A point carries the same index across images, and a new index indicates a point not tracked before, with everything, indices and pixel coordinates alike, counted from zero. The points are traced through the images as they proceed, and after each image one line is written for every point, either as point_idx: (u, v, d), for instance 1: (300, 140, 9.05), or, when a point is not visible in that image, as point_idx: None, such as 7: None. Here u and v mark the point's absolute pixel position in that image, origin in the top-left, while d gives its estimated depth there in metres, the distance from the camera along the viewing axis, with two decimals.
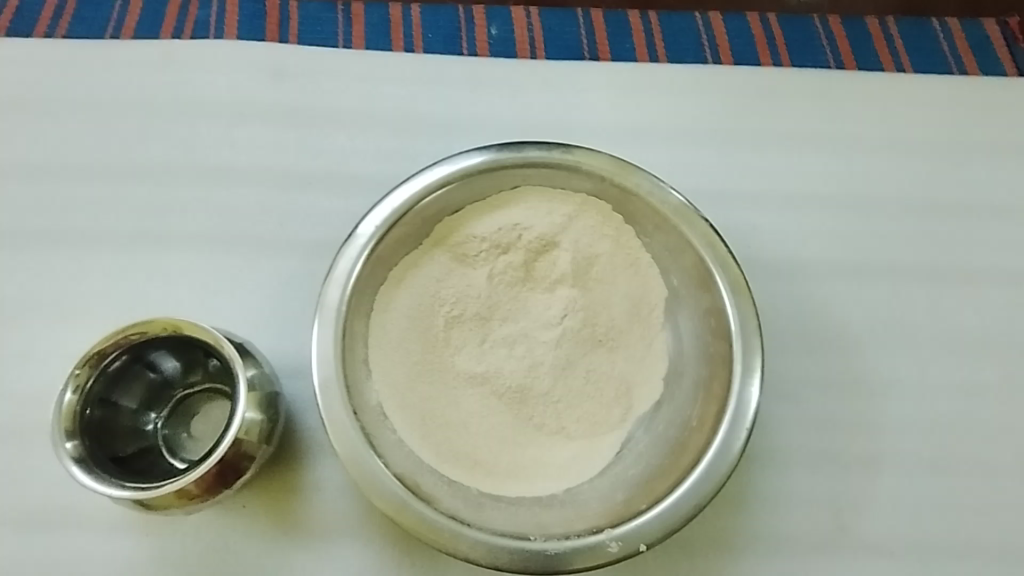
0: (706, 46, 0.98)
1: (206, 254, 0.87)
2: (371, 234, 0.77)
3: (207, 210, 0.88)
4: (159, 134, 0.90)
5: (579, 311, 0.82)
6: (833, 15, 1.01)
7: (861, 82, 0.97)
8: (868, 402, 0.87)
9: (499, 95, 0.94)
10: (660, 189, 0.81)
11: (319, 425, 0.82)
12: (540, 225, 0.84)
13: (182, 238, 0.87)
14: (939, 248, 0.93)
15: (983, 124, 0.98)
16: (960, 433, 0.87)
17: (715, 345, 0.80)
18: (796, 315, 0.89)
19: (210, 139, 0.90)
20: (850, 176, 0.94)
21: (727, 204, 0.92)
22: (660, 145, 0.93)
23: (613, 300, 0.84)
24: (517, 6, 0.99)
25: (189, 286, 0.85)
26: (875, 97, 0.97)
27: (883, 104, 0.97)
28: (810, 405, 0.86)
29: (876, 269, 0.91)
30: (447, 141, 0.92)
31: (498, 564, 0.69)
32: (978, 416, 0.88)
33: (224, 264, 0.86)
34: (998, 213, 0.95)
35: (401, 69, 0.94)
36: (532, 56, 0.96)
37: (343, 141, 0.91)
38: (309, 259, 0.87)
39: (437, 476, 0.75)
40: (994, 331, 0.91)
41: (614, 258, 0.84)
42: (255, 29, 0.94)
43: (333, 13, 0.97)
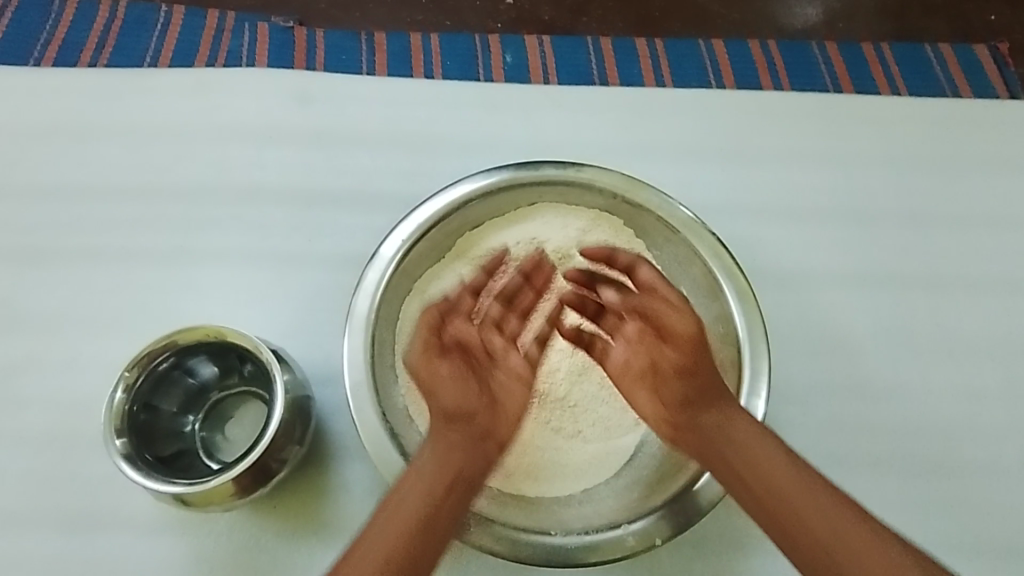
0: (823, 71, 0.75)
1: None
2: (432, 214, 0.55)
3: None
4: None
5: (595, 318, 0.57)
6: (829, 41, 0.78)
7: (792, 100, 0.72)
8: (953, 455, 0.62)
9: (365, 145, 0.68)
10: (666, 205, 0.56)
11: (351, 433, 0.58)
12: (555, 238, 0.59)
13: None
14: (940, 248, 0.69)
15: (977, 129, 0.73)
16: (958, 508, 0.61)
17: (723, 350, 0.55)
18: (824, 335, 0.65)
19: None
20: (834, 143, 0.71)
21: (723, 185, 0.69)
22: (603, 111, 0.71)
23: None
24: (529, 35, 0.77)
25: None
26: (845, 128, 0.72)
27: (830, 130, 0.71)
28: (855, 467, 0.61)
29: (944, 276, 0.68)
30: (277, 142, 0.68)
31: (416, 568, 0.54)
32: (985, 461, 0.63)
33: None
34: (997, 222, 0.70)
35: (203, 88, 0.69)
36: (309, 67, 0.72)
37: (135, 99, 0.69)
38: (59, 263, 0.64)
39: (291, 529, 0.55)
40: (1010, 338, 0.66)
41: None
42: (17, 47, 0.72)
43: (140, 19, 0.74)
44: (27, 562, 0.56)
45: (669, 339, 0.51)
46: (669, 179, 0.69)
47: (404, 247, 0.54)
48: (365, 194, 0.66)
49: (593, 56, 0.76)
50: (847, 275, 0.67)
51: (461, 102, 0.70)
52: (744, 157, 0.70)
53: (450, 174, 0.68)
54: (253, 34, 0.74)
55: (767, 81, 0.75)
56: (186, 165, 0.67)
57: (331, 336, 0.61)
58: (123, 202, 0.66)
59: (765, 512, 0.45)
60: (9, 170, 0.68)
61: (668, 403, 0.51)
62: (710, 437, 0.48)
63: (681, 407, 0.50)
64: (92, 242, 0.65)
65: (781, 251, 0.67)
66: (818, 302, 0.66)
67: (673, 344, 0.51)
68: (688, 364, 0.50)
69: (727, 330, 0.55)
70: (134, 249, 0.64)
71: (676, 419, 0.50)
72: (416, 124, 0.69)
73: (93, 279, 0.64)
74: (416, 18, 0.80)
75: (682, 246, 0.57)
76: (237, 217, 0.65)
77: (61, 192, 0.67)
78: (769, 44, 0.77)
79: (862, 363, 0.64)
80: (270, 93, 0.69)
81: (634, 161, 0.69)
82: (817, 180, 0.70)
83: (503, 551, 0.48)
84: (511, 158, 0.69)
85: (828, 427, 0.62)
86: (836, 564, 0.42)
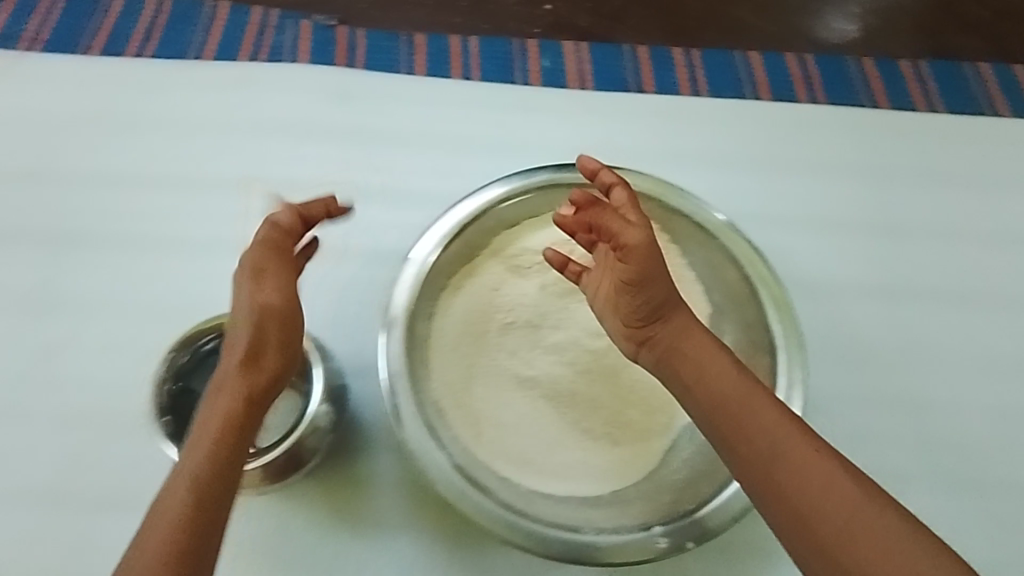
0: (859, 86, 0.75)
1: None
2: (471, 212, 0.56)
3: None
4: None
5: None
6: (866, 56, 0.78)
7: (829, 115, 0.72)
8: (986, 472, 0.62)
9: (402, 142, 0.69)
10: (701, 212, 0.57)
11: (381, 424, 0.58)
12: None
13: None
14: (976, 264, 0.68)
15: (1015, 148, 0.73)
16: (992, 525, 0.60)
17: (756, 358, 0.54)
18: (855, 348, 0.64)
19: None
20: (872, 157, 0.71)
21: (759, 194, 0.69)
22: (641, 117, 0.71)
23: None
24: (567, 41, 0.78)
25: None
26: (882, 143, 0.72)
27: (866, 145, 0.71)
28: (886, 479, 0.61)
29: (979, 293, 0.67)
30: (316, 136, 0.68)
31: (437, 563, 0.55)
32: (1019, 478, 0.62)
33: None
34: None
35: (243, 82, 0.70)
36: (349, 65, 0.73)
37: (177, 89, 0.70)
38: (97, 248, 0.65)
39: (316, 516, 0.56)
40: None
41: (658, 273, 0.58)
42: (65, 36, 0.72)
43: (185, 13, 0.75)
44: (58, 541, 0.57)
45: (624, 256, 0.48)
46: (702, 186, 0.69)
47: (443, 245, 0.55)
48: (400, 190, 0.67)
49: (630, 62, 0.76)
50: (880, 288, 0.67)
51: (498, 105, 0.71)
52: (780, 168, 0.70)
53: (486, 173, 0.68)
54: (295, 33, 0.75)
55: (803, 94, 0.74)
56: (225, 157, 0.68)
57: (362, 328, 0.62)
58: (162, 192, 0.67)
59: (717, 426, 0.46)
60: (51, 157, 0.68)
61: (633, 316, 0.50)
62: (669, 350, 0.49)
63: (642, 320, 0.49)
64: (128, 230, 0.65)
65: (813, 264, 0.67)
66: (851, 314, 0.65)
67: (629, 261, 0.48)
68: (646, 274, 0.48)
69: (760, 338, 0.55)
70: (171, 238, 0.65)
71: (639, 333, 0.50)
72: (451, 124, 0.70)
73: (133, 263, 0.64)
74: (455, 20, 0.80)
75: (716, 253, 0.57)
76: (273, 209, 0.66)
77: (101, 179, 0.67)
78: (807, 58, 0.77)
79: (892, 378, 0.64)
80: (312, 89, 0.70)
81: (668, 167, 0.69)
82: (850, 194, 0.70)
83: (534, 548, 0.47)
84: (546, 160, 0.70)
85: (857, 440, 0.61)
86: (777, 479, 0.44)
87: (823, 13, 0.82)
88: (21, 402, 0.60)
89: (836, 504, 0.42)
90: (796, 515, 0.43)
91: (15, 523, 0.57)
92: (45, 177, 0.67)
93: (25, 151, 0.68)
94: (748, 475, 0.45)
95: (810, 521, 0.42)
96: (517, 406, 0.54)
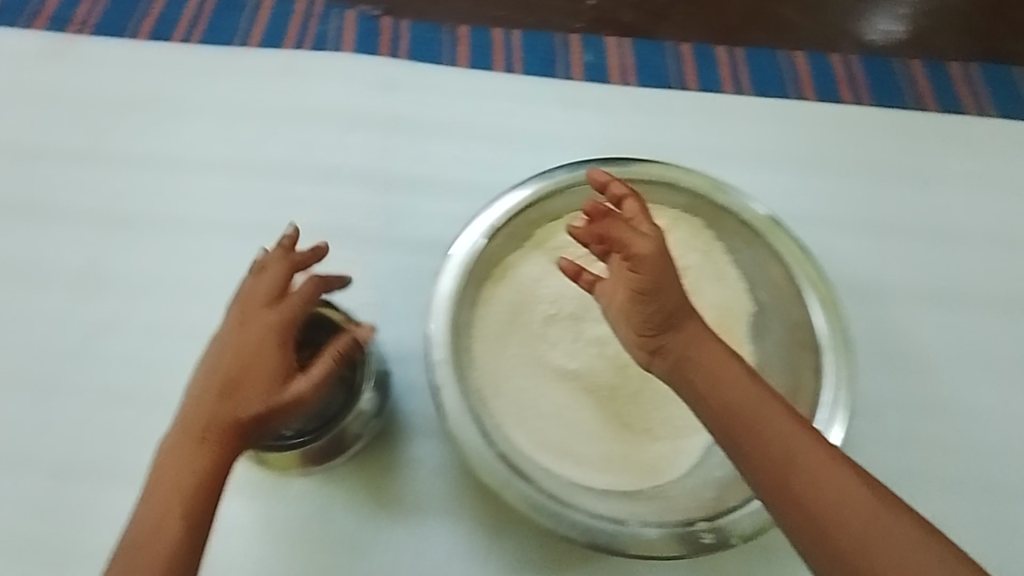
0: (905, 89, 0.74)
1: (20, 210, 0.67)
2: (517, 204, 0.56)
3: (13, 156, 0.68)
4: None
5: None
6: (912, 59, 0.77)
7: (875, 118, 0.72)
8: None
9: (446, 134, 0.69)
10: (749, 209, 0.56)
11: (422, 411, 0.59)
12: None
13: None
14: None
15: None
16: None
17: (801, 358, 0.55)
18: (898, 351, 0.64)
19: (47, 55, 0.71)
20: (919, 161, 0.70)
21: (803, 194, 0.69)
22: (685, 115, 0.71)
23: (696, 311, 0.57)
24: (610, 35, 0.76)
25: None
26: (930, 147, 0.71)
27: (913, 148, 0.71)
28: (928, 484, 0.60)
29: None
30: (361, 126, 0.69)
31: (475, 548, 0.55)
32: None
33: (41, 228, 0.66)
34: None
35: (289, 71, 0.71)
36: (393, 55, 0.73)
37: (225, 76, 0.71)
38: (145, 230, 0.66)
39: (357, 499, 0.56)
40: None
41: (702, 270, 0.59)
42: (115, 20, 0.73)
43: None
44: (107, 514, 0.58)
45: (635, 265, 0.47)
46: (746, 185, 0.69)
47: (489, 234, 0.55)
48: (443, 180, 0.68)
49: (672, 60, 0.75)
50: (925, 292, 0.66)
51: (542, 99, 0.71)
52: (825, 169, 0.69)
53: (529, 166, 0.69)
54: (340, 22, 0.74)
55: (848, 94, 0.73)
56: (272, 143, 0.69)
57: (403, 315, 0.63)
58: (210, 176, 0.68)
59: (732, 437, 0.44)
60: (104, 139, 0.69)
61: (643, 325, 0.47)
62: (680, 359, 0.47)
63: (653, 331, 0.47)
64: (176, 213, 0.66)
65: (856, 265, 0.66)
66: (895, 318, 0.65)
67: (640, 270, 0.46)
68: (659, 282, 0.46)
69: (806, 338, 0.54)
70: (218, 222, 0.66)
71: (650, 342, 0.47)
72: (494, 116, 0.70)
73: (181, 245, 0.65)
74: (498, 13, 0.78)
75: (761, 251, 0.57)
76: (318, 196, 0.67)
77: (151, 161, 0.68)
78: (852, 58, 0.76)
79: (936, 384, 0.63)
80: (358, 79, 0.71)
81: (711, 165, 0.69)
82: (895, 196, 0.69)
83: (578, 536, 0.47)
84: (589, 154, 0.69)
85: (898, 444, 0.61)
86: (793, 488, 0.42)
87: (870, 14, 0.79)
88: (70, 378, 0.62)
89: (855, 512, 0.41)
90: (814, 526, 0.41)
91: (65, 495, 0.59)
92: (97, 158, 0.68)
93: (78, 132, 0.69)
94: (765, 485, 0.43)
95: (827, 531, 0.41)
96: (558, 397, 0.54)
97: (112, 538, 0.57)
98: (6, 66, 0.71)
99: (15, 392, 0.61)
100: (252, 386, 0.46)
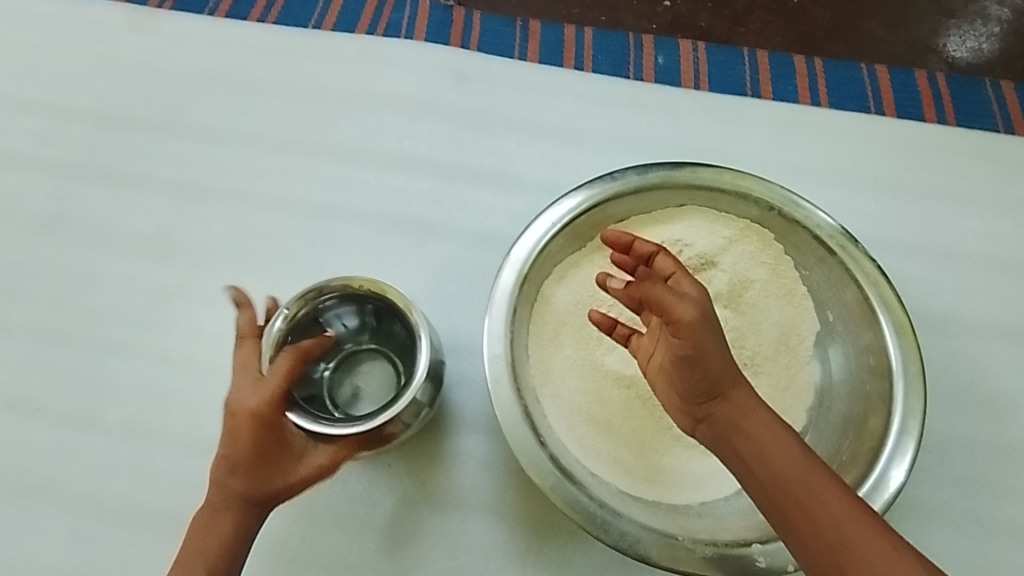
0: (995, 110, 0.70)
1: (96, 176, 0.69)
2: (584, 203, 0.55)
3: (93, 123, 0.70)
4: (70, 18, 0.74)
5: (729, 331, 0.54)
6: (1006, 78, 0.73)
7: (961, 140, 0.69)
8: None
9: (513, 129, 0.69)
10: (824, 225, 0.55)
11: (471, 405, 0.59)
12: (702, 241, 0.56)
13: (64, 150, 0.70)
14: None
15: None
16: None
17: (871, 384, 0.53)
18: (969, 386, 0.61)
19: (130, 27, 0.73)
20: (1004, 190, 0.67)
21: (878, 216, 0.66)
22: (759, 124, 0.69)
23: (761, 327, 0.55)
24: (684, 39, 0.74)
25: (62, 213, 0.68)
26: (1016, 175, 0.68)
27: (998, 176, 0.68)
28: (991, 527, 0.57)
29: None
30: (428, 116, 0.69)
31: (518, 546, 0.55)
32: None
33: (114, 195, 0.68)
34: None
35: (361, 57, 0.71)
36: (463, 45, 0.72)
37: (298, 58, 0.71)
38: (213, 204, 0.67)
39: (402, 487, 0.57)
40: None
41: (769, 284, 0.56)
42: None
43: None
44: (161, 477, 0.59)
45: (676, 331, 0.44)
46: (818, 201, 0.67)
47: (554, 231, 0.54)
48: (508, 175, 0.67)
49: (747, 66, 0.72)
50: (1003, 326, 0.63)
51: (613, 99, 0.70)
52: (903, 191, 0.67)
53: (594, 167, 0.68)
54: (414, 9, 0.73)
55: (931, 114, 0.70)
56: (343, 127, 0.69)
57: (462, 308, 0.63)
58: (281, 155, 0.68)
59: (781, 515, 0.42)
60: (181, 112, 0.70)
61: (687, 392, 0.45)
62: (728, 431, 0.44)
63: (698, 397, 0.45)
64: (245, 189, 0.67)
65: (933, 294, 0.64)
66: (967, 351, 0.62)
67: (681, 335, 0.44)
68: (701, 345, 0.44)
69: (877, 364, 0.53)
70: (283, 201, 0.67)
71: (695, 410, 0.45)
72: (564, 115, 0.69)
73: (247, 221, 0.66)
74: (572, 10, 0.76)
75: (835, 270, 0.55)
76: (385, 182, 0.67)
77: (225, 136, 0.69)
78: (937, 75, 0.72)
79: (1012, 427, 0.60)
80: (428, 68, 0.71)
81: (785, 179, 0.67)
82: (980, 226, 0.66)
83: (625, 548, 0.46)
84: (657, 158, 0.68)
85: (968, 486, 0.58)
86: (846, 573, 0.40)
87: (957, 30, 0.75)
88: (135, 342, 0.63)
89: None
90: None
91: (123, 455, 0.60)
92: (174, 129, 0.70)
93: (158, 103, 0.71)
94: (814, 566, 0.41)
95: None
96: (612, 403, 0.53)
97: (166, 501, 0.59)
98: (94, 35, 0.73)
99: (83, 351, 0.63)
100: (258, 472, 0.47)
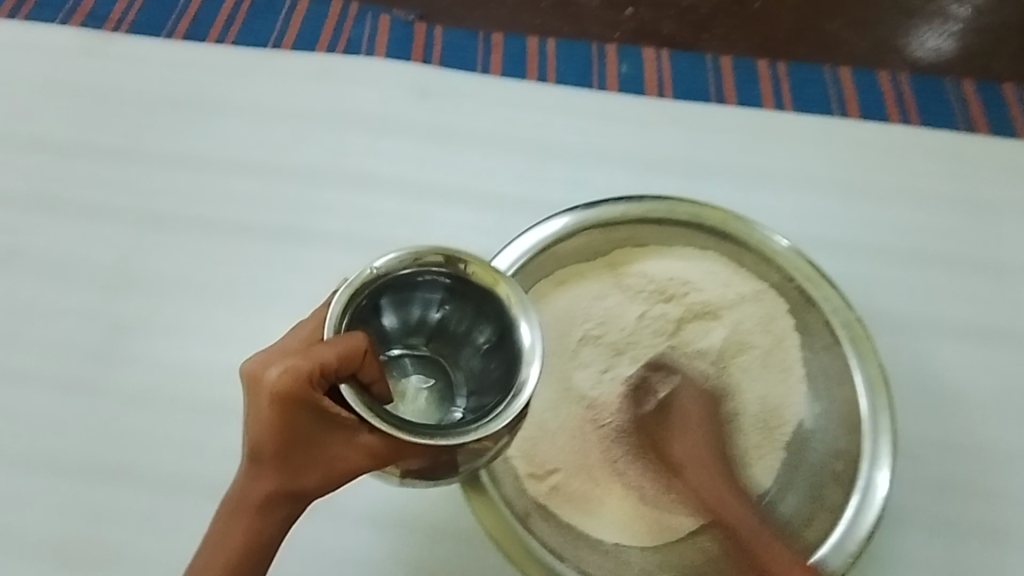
0: (956, 109, 0.71)
1: (49, 207, 0.67)
2: (613, 212, 0.58)
3: (45, 153, 0.68)
4: (22, 45, 0.72)
5: (708, 389, 0.55)
6: (967, 76, 0.73)
7: (922, 139, 0.69)
8: None
9: (478, 143, 0.68)
10: (847, 316, 0.56)
11: None
12: (712, 290, 0.58)
13: (17, 180, 0.68)
14: None
15: None
16: None
17: (829, 489, 0.53)
18: (940, 386, 0.61)
19: (84, 53, 0.71)
20: (965, 188, 0.67)
21: (844, 220, 0.66)
22: (724, 130, 0.69)
23: (747, 394, 0.56)
24: (648, 46, 0.74)
25: (13, 246, 0.66)
26: (976, 173, 0.68)
27: (959, 175, 0.68)
28: (965, 528, 0.57)
29: None
30: (391, 134, 0.68)
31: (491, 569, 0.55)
32: None
33: (70, 225, 0.66)
34: None
35: (321, 75, 0.70)
36: (424, 60, 0.71)
37: (257, 78, 0.70)
38: (173, 231, 0.66)
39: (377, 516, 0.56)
40: None
41: (768, 356, 0.57)
42: (152, 18, 0.72)
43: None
44: (123, 516, 0.58)
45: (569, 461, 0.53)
46: (786, 207, 0.66)
47: (565, 230, 0.57)
48: (474, 191, 0.66)
49: (711, 71, 0.72)
50: (969, 326, 0.63)
51: (578, 110, 0.69)
52: (868, 194, 0.67)
53: (560, 180, 0.67)
54: (374, 25, 0.73)
55: (894, 115, 0.70)
56: (305, 147, 0.68)
57: None
58: (241, 177, 0.67)
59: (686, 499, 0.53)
60: (138, 138, 0.69)
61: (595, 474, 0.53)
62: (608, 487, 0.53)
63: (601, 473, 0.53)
64: (205, 215, 0.66)
65: (901, 296, 0.64)
66: (936, 352, 0.62)
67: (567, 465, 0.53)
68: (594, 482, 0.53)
69: (842, 471, 0.53)
70: (246, 225, 0.65)
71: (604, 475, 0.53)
72: (529, 128, 0.69)
73: (208, 249, 0.65)
74: (536, 21, 0.75)
75: (839, 362, 0.56)
76: (349, 203, 0.66)
77: (184, 162, 0.68)
78: (900, 75, 0.72)
79: (980, 426, 0.60)
80: (390, 85, 0.70)
81: (752, 184, 0.67)
82: (943, 226, 0.66)
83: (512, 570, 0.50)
84: (624, 168, 0.68)
85: (939, 488, 0.58)
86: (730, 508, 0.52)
87: (918, 29, 0.76)
88: (96, 377, 0.61)
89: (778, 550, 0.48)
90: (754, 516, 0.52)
91: (86, 495, 0.58)
92: (131, 156, 0.68)
93: (114, 130, 0.69)
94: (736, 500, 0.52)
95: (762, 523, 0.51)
96: (568, 419, 0.54)
97: (129, 542, 0.57)
98: (47, 61, 0.71)
99: (41, 390, 0.61)
100: (292, 463, 0.39)
